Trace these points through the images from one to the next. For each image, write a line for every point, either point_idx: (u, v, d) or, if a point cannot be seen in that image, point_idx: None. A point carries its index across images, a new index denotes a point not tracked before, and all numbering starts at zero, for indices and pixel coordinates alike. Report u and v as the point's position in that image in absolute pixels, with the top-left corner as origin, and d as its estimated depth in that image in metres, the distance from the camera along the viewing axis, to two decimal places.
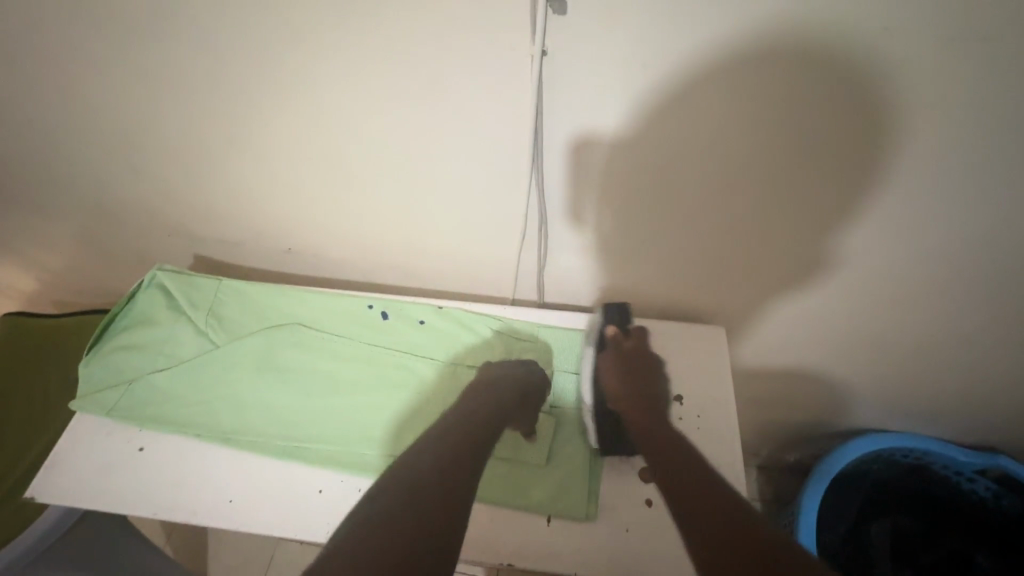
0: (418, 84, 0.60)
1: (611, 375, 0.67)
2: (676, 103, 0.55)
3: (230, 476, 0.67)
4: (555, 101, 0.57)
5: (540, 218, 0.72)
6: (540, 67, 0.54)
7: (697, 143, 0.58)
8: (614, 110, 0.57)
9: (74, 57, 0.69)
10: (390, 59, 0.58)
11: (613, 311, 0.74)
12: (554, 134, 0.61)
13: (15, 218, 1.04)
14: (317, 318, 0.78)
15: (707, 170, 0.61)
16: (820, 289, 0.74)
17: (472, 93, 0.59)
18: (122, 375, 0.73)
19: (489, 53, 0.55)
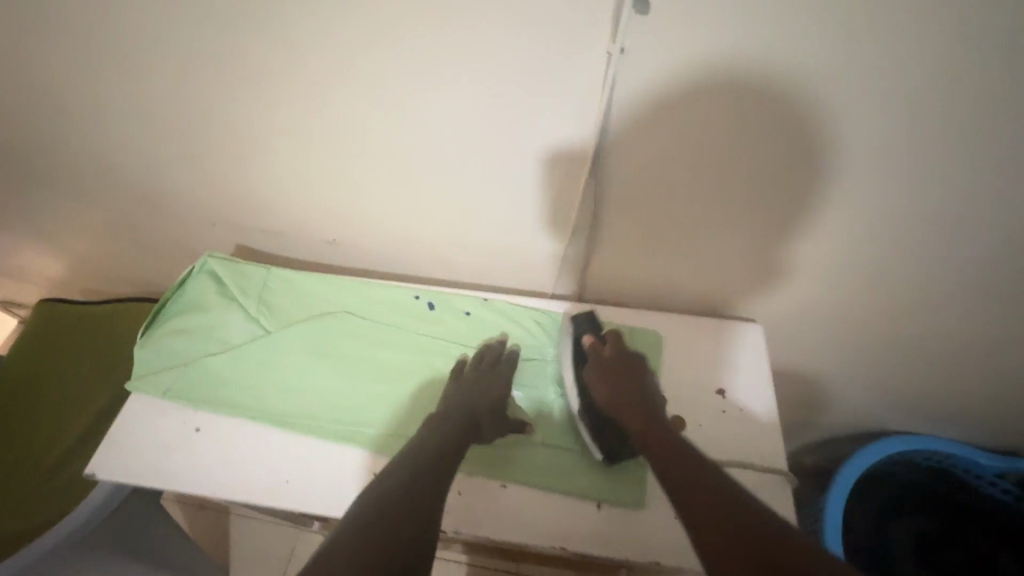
0: (487, 80, 0.61)
1: (599, 386, 0.67)
2: (742, 106, 0.57)
3: (284, 459, 0.69)
4: (625, 98, 0.59)
5: (590, 215, 0.73)
6: (616, 65, 0.55)
7: (758, 144, 0.60)
8: (680, 109, 0.58)
9: (139, 44, 0.70)
10: (463, 55, 0.60)
11: (582, 321, 0.75)
12: (618, 134, 0.62)
13: (57, 203, 1.05)
14: (365, 307, 0.79)
15: (762, 172, 0.63)
16: (861, 290, 0.75)
17: (539, 91, 0.61)
18: (176, 357, 0.75)
19: (564, 51, 0.56)
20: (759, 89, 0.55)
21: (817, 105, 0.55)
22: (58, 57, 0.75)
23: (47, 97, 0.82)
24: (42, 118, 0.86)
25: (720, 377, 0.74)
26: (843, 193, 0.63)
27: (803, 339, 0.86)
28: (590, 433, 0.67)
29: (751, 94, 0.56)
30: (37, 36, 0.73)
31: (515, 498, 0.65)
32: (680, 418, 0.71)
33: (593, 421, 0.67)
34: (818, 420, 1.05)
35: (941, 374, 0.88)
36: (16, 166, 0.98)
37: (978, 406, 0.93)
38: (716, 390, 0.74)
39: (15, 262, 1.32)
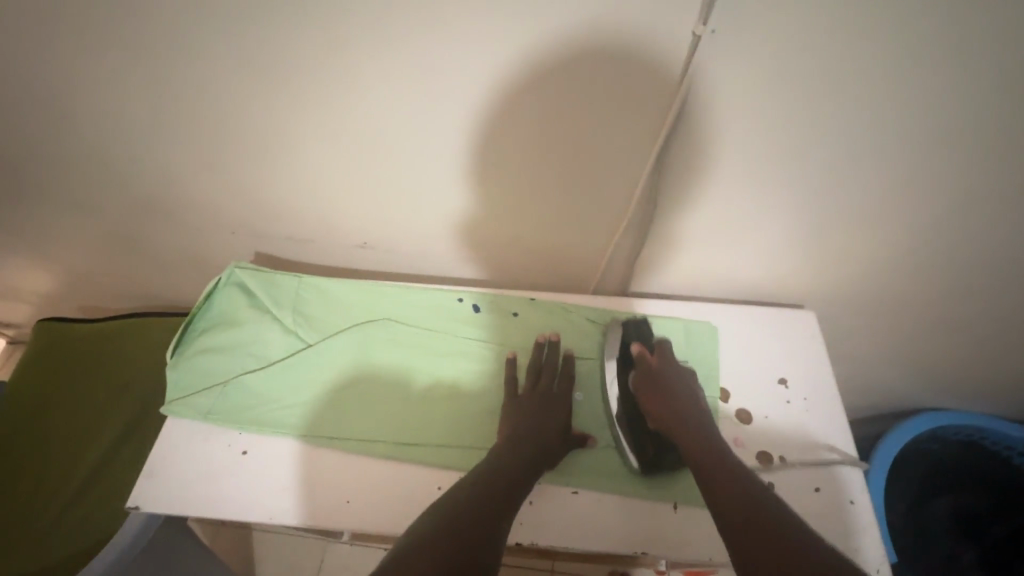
0: (548, 73, 0.57)
1: (647, 397, 0.67)
2: (831, 87, 0.54)
3: (340, 479, 0.65)
4: (704, 83, 0.55)
5: (647, 207, 0.70)
6: (701, 49, 0.52)
7: (839, 127, 0.58)
8: (761, 93, 0.55)
9: (152, 44, 0.63)
10: (524, 46, 0.55)
11: (630, 327, 0.74)
12: (690, 123, 0.59)
13: (59, 215, 0.98)
14: (406, 314, 0.76)
15: (838, 154, 0.61)
16: (915, 272, 0.75)
17: (607, 82, 0.56)
18: (213, 377, 0.71)
19: (641, 36, 0.52)
20: (851, 68, 0.52)
21: (913, 84, 0.53)
22: (63, 63, 0.68)
23: (45, 104, 0.74)
24: (42, 129, 0.79)
25: (780, 366, 0.73)
26: (917, 172, 0.61)
27: (850, 320, 0.85)
28: (630, 442, 0.66)
29: (845, 74, 0.53)
30: (32, 38, 0.65)
31: (589, 504, 0.63)
32: (746, 411, 0.70)
33: (635, 430, 0.67)
34: (855, 401, 1.05)
35: (984, 352, 0.88)
36: (9, 178, 0.91)
37: (1014, 381, 0.94)
38: (778, 380, 0.72)
39: (6, 279, 1.24)
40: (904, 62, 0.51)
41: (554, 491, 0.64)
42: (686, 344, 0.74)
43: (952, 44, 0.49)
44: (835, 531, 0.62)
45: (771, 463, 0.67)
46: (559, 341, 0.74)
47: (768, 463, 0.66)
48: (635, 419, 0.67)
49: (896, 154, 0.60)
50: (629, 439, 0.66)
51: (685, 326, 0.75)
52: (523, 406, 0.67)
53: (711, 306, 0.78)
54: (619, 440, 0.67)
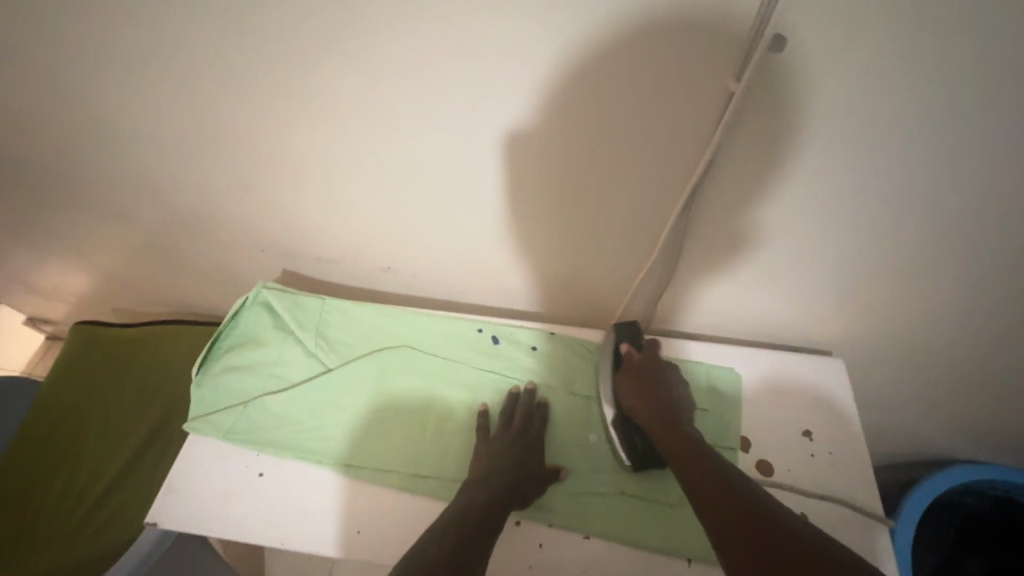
0: (581, 118, 0.57)
1: (633, 396, 0.66)
2: (873, 146, 0.52)
3: (353, 507, 0.65)
4: (736, 134, 0.53)
5: (672, 247, 0.69)
6: (732, 105, 0.51)
7: (879, 184, 0.56)
8: (798, 147, 0.54)
9: (207, 71, 0.66)
10: (561, 93, 0.55)
11: (621, 328, 0.73)
12: (721, 175, 0.58)
13: (102, 223, 1.02)
14: (426, 342, 0.76)
15: (879, 210, 0.58)
16: (950, 326, 0.71)
17: (641, 129, 0.56)
18: (234, 397, 0.72)
19: (677, 87, 0.51)
20: (895, 129, 0.50)
21: (963, 147, 0.50)
22: (118, 84, 0.72)
23: (99, 121, 0.79)
24: (93, 143, 0.83)
25: (805, 417, 0.71)
26: (961, 235, 0.59)
27: (882, 370, 0.83)
28: (622, 439, 0.66)
29: (887, 134, 0.51)
30: (96, 60, 0.69)
31: (600, 552, 0.62)
32: (766, 463, 0.68)
33: (626, 428, 0.67)
34: (881, 448, 1.00)
35: (1022, 410, 0.84)
36: (61, 187, 0.96)
37: None
38: (802, 432, 0.70)
39: (48, 278, 1.30)
40: (954, 126, 0.49)
41: (566, 536, 0.63)
42: (707, 390, 0.72)
43: (1010, 112, 0.47)
44: None
45: None
46: (535, 386, 0.73)
47: None
48: (624, 418, 0.67)
49: (940, 216, 0.57)
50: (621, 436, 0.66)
51: (706, 371, 0.73)
52: (500, 450, 0.65)
53: (735, 349, 0.77)
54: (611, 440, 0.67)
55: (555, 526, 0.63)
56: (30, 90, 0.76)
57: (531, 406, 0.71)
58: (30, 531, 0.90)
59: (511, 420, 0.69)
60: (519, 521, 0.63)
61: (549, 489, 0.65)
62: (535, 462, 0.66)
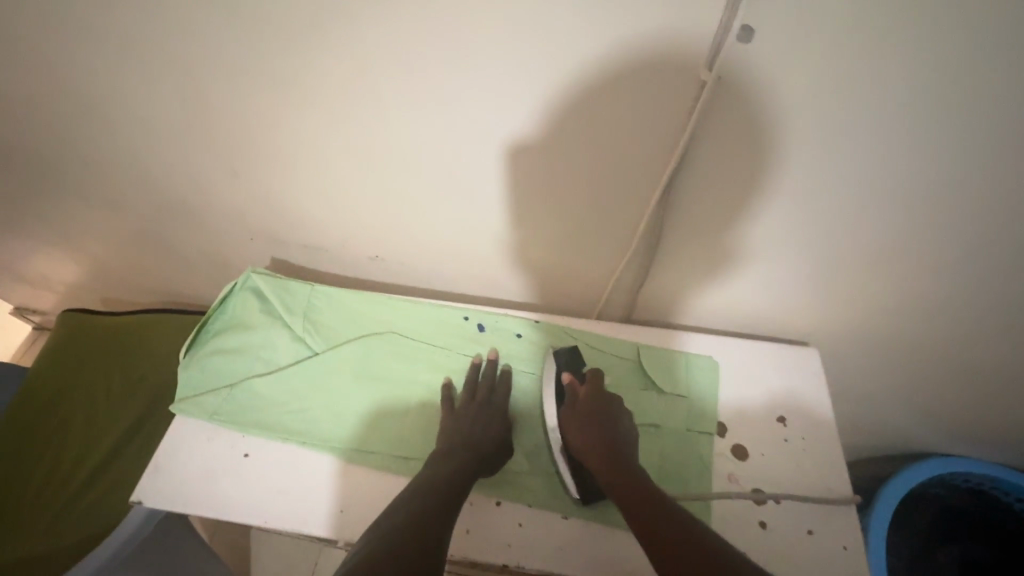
0: (562, 107, 0.59)
1: (575, 431, 0.65)
2: (840, 134, 0.54)
3: (336, 487, 0.66)
4: (711, 122, 0.56)
5: (653, 235, 0.70)
6: (706, 94, 0.53)
7: (847, 175, 0.58)
8: (770, 136, 0.56)
9: (196, 58, 0.67)
10: (544, 81, 0.57)
11: (563, 354, 0.73)
12: (698, 164, 0.60)
13: (90, 211, 1.03)
14: (412, 329, 0.78)
15: (847, 200, 0.61)
16: (922, 316, 0.73)
17: (620, 119, 0.58)
18: (221, 379, 0.73)
19: (653, 78, 0.54)
20: (860, 118, 0.52)
21: (925, 137, 0.53)
22: (108, 69, 0.72)
23: (88, 107, 0.79)
24: (82, 129, 0.83)
25: (781, 404, 0.72)
26: (928, 224, 0.61)
27: (857, 362, 0.85)
28: (570, 476, 0.65)
29: (853, 124, 0.53)
30: (87, 46, 0.70)
31: (579, 532, 0.63)
32: (742, 447, 0.69)
33: (571, 463, 0.65)
34: (860, 440, 1.02)
35: (994, 402, 0.86)
36: (50, 175, 0.96)
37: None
38: (777, 417, 0.72)
39: (35, 268, 1.30)
40: (915, 117, 0.51)
41: (546, 516, 0.64)
42: (687, 377, 0.73)
43: (966, 103, 0.49)
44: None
45: (765, 502, 0.66)
46: (497, 353, 0.75)
47: (761, 501, 0.66)
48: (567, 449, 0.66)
49: (908, 207, 0.59)
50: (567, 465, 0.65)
51: (687, 359, 0.75)
52: (461, 419, 0.68)
53: (714, 338, 0.78)
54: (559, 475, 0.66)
55: (535, 507, 0.64)
56: (19, 75, 0.77)
57: (493, 379, 0.73)
58: (13, 513, 0.91)
59: (473, 393, 0.71)
60: (500, 501, 0.65)
61: (527, 470, 0.67)
62: (494, 431, 0.67)
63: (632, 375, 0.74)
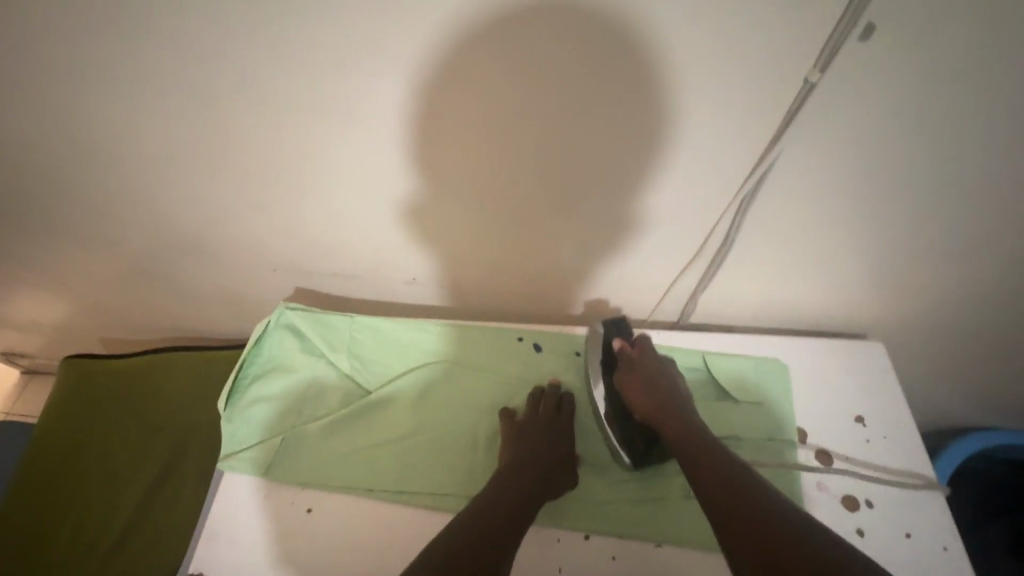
0: (645, 120, 0.54)
1: (635, 393, 0.66)
2: (937, 125, 0.52)
3: (412, 537, 0.62)
4: (804, 124, 0.53)
5: (722, 241, 0.67)
6: (805, 96, 0.50)
7: (935, 166, 0.56)
8: (862, 131, 0.53)
9: (210, 87, 0.59)
10: (624, 92, 0.52)
11: (609, 325, 0.72)
12: (784, 167, 0.57)
13: (87, 250, 0.94)
14: (466, 356, 0.74)
15: (937, 188, 0.58)
16: (986, 303, 0.72)
17: (702, 127, 0.54)
18: (270, 429, 0.68)
19: (748, 83, 0.50)
20: (968, 107, 0.50)
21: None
22: (102, 102, 0.63)
23: (79, 144, 0.70)
24: (75, 168, 0.75)
25: (856, 404, 0.70)
26: (1010, 212, 0.59)
27: (918, 351, 0.83)
28: (620, 438, 0.65)
29: (958, 113, 0.51)
30: (77, 79, 0.61)
31: (675, 561, 0.60)
32: (824, 451, 0.67)
33: (624, 428, 0.66)
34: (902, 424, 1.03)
35: None
36: (40, 216, 0.87)
37: None
38: (854, 418, 0.70)
39: (23, 311, 1.20)
40: (1020, 101, 0.49)
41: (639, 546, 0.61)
42: (757, 383, 0.71)
43: None
44: None
45: (858, 508, 0.64)
46: (558, 381, 0.72)
47: (853, 507, 0.64)
48: (624, 417, 0.67)
49: (992, 194, 0.58)
50: (618, 434, 0.66)
51: (754, 365, 0.72)
52: (524, 435, 0.65)
53: (776, 340, 0.76)
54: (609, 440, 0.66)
55: (625, 536, 0.61)
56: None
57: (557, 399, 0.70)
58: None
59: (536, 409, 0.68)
60: (588, 534, 0.61)
61: (610, 499, 0.64)
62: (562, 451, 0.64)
63: (700, 389, 0.71)
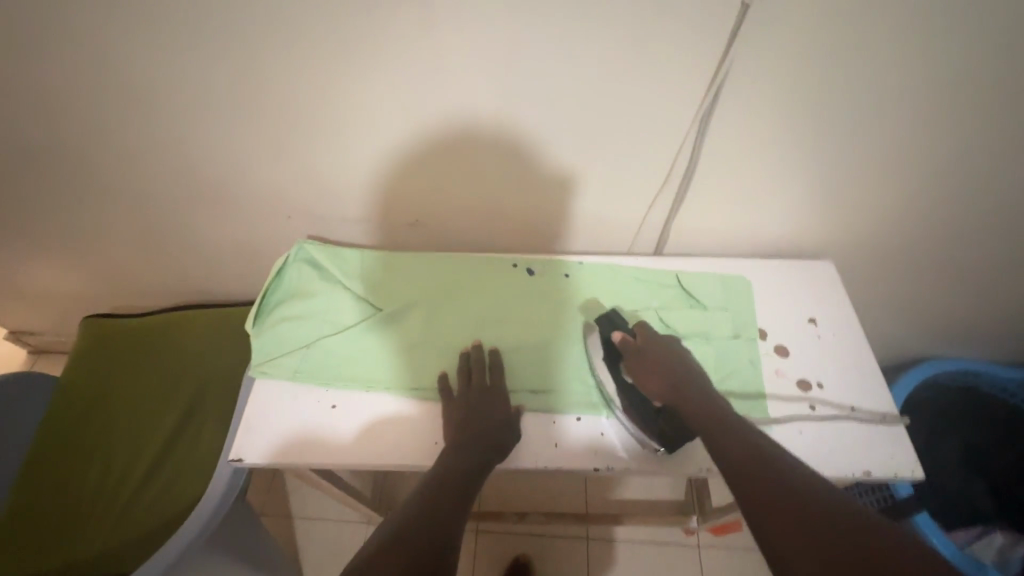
0: (612, 55, 0.63)
1: (650, 382, 0.69)
2: (849, 53, 0.61)
3: (425, 425, 0.71)
4: (743, 50, 0.62)
5: (686, 167, 0.77)
6: (742, 18, 0.59)
7: (853, 92, 0.66)
8: (793, 59, 0.62)
9: (222, 29, 0.66)
10: (586, 26, 0.60)
11: (605, 320, 0.77)
12: (731, 94, 0.67)
13: (100, 213, 1.00)
14: (467, 279, 0.83)
15: (869, 105, 0.67)
16: (912, 218, 0.85)
17: (664, 54, 0.62)
18: (296, 342, 0.76)
19: (697, 15, 0.59)
20: (880, 32, 0.59)
21: (935, 43, 0.60)
22: (126, 58, 0.71)
23: (101, 101, 0.77)
24: (98, 127, 0.82)
25: (809, 307, 0.81)
26: (920, 132, 0.70)
27: (866, 265, 0.95)
28: (642, 423, 0.68)
29: (877, 36, 0.60)
30: (98, 25, 0.67)
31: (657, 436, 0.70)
32: (783, 346, 0.77)
33: (643, 412, 0.68)
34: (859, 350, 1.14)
35: (965, 292, 1.00)
36: (55, 175, 0.93)
37: (989, 321, 1.07)
38: (808, 319, 0.80)
39: (37, 283, 1.26)
40: (916, 28, 0.59)
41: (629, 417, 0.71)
42: (723, 293, 0.81)
43: (954, 12, 0.57)
44: (872, 443, 0.69)
45: (810, 389, 0.73)
46: (481, 343, 0.77)
47: (807, 388, 0.73)
48: (640, 402, 0.69)
49: (903, 116, 0.68)
50: (642, 421, 0.68)
51: (720, 280, 0.82)
52: (466, 406, 0.70)
53: (739, 261, 0.86)
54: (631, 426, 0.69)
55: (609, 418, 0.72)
56: (18, 67, 0.74)
57: (485, 362, 0.75)
58: (67, 529, 0.90)
59: (472, 377, 0.73)
60: (580, 416, 0.72)
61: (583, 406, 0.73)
62: (503, 412, 0.70)
63: (675, 300, 0.81)
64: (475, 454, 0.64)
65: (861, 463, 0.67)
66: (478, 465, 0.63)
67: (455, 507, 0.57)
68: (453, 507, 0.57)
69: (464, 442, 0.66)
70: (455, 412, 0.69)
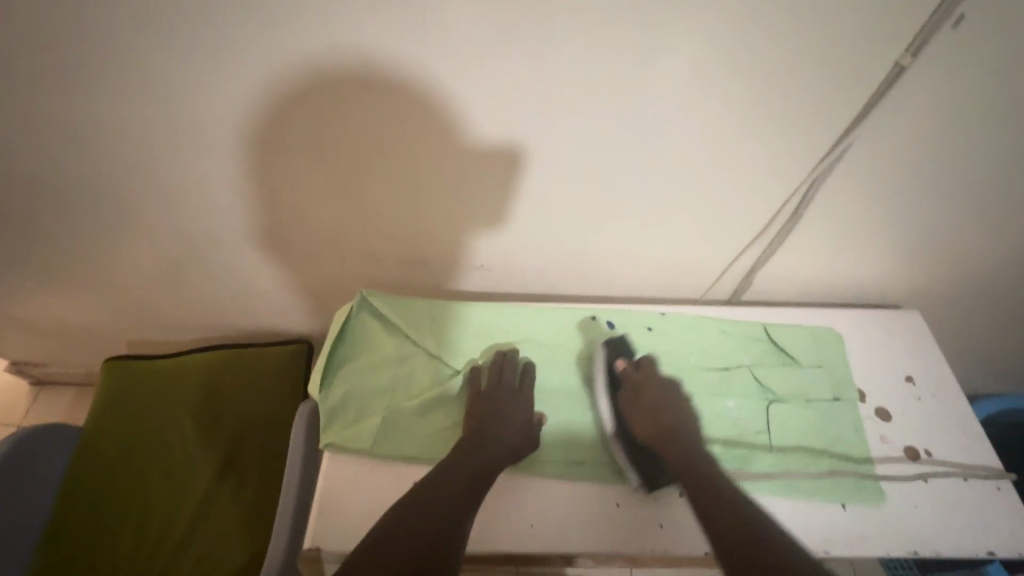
0: (744, 109, 0.59)
1: (643, 421, 0.68)
2: (990, 113, 0.59)
3: (519, 503, 0.65)
4: (883, 105, 0.59)
5: (787, 219, 0.73)
6: (893, 76, 0.56)
7: (983, 151, 0.63)
8: (930, 117, 0.60)
9: (313, 78, 0.58)
10: (725, 79, 0.57)
11: (609, 345, 0.75)
12: (857, 148, 0.63)
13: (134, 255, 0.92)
14: (544, 333, 0.78)
15: (993, 166, 0.65)
16: (1006, 275, 0.82)
17: (800, 109, 0.59)
18: (367, 407, 0.70)
19: (844, 70, 0.55)
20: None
21: None
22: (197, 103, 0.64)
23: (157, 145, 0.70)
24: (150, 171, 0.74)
25: (904, 364, 0.77)
26: None
27: (947, 319, 0.91)
28: (628, 461, 0.66)
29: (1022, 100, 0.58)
30: (157, 65, 0.58)
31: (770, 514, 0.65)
32: (884, 409, 0.73)
33: (630, 447, 0.67)
34: None
35: None
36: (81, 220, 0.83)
37: None
38: (905, 377, 0.76)
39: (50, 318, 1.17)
40: None
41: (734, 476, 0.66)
42: (815, 347, 0.77)
43: None
44: (988, 518, 0.66)
45: (919, 457, 0.70)
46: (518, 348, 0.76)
47: (915, 457, 0.70)
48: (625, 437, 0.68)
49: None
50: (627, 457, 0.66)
51: (812, 334, 0.78)
52: (483, 404, 0.68)
53: (826, 312, 0.82)
54: (617, 460, 0.67)
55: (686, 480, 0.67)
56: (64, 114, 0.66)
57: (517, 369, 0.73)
58: None
59: (499, 376, 0.71)
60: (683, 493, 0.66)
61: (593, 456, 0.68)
62: (525, 419, 0.68)
63: (766, 356, 0.76)
64: (483, 458, 0.63)
65: (977, 539, 0.64)
66: (486, 470, 0.62)
67: (459, 509, 0.58)
68: (455, 509, 0.58)
69: (471, 444, 0.64)
70: (472, 414, 0.68)
